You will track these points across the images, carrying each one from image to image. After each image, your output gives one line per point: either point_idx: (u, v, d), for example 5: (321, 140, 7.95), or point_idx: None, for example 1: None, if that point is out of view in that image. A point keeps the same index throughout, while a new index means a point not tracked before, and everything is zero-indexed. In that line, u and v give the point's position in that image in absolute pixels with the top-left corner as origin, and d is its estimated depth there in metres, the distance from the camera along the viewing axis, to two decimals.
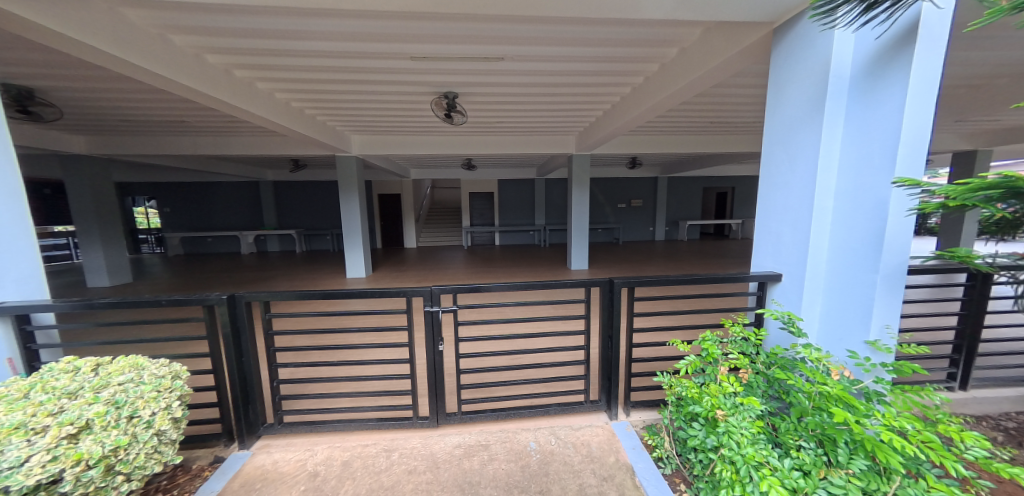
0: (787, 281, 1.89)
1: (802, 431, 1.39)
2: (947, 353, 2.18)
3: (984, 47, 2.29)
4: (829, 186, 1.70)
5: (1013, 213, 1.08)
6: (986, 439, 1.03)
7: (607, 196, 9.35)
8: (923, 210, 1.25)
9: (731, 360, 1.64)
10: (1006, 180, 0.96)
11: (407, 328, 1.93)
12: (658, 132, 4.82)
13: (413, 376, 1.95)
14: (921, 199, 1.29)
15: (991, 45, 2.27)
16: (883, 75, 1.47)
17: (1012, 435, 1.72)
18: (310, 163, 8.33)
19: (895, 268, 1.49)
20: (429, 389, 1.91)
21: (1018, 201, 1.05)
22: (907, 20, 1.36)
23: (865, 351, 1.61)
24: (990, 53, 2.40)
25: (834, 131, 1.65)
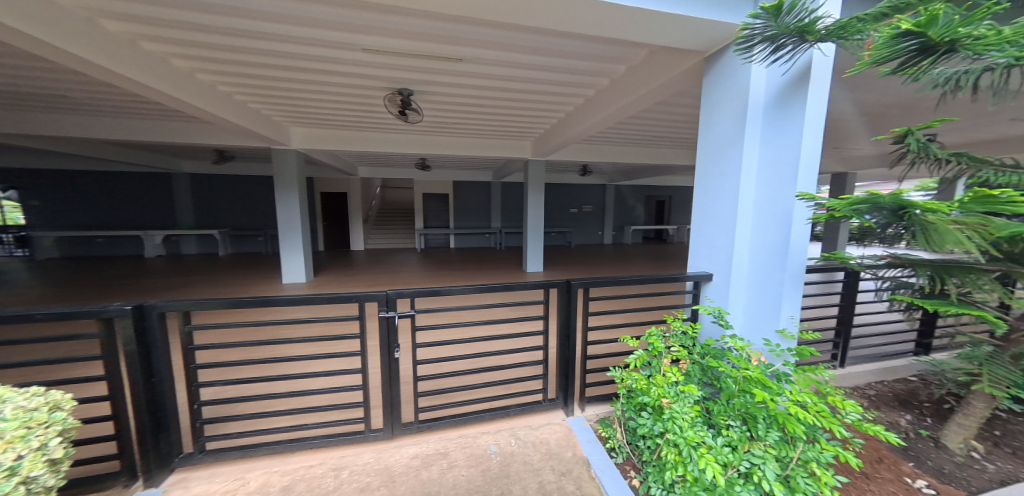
0: (717, 280, 2.13)
1: (731, 411, 1.59)
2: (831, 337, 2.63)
3: (861, 89, 2.82)
4: (750, 197, 1.96)
5: (873, 223, 1.36)
6: (861, 406, 1.29)
7: (560, 201, 9.68)
8: (817, 219, 1.51)
9: (673, 352, 1.82)
10: (871, 196, 1.23)
11: (359, 336, 1.79)
12: (607, 142, 5.14)
13: (365, 387, 1.82)
14: (816, 210, 1.56)
15: (866, 88, 2.81)
16: (788, 106, 1.78)
17: (873, 400, 2.14)
18: (237, 155, 7.37)
19: (797, 266, 1.84)
20: (384, 399, 1.80)
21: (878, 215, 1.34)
22: (802, 66, 1.71)
23: (777, 339, 1.92)
24: (866, 94, 2.97)
25: (752, 150, 1.92)
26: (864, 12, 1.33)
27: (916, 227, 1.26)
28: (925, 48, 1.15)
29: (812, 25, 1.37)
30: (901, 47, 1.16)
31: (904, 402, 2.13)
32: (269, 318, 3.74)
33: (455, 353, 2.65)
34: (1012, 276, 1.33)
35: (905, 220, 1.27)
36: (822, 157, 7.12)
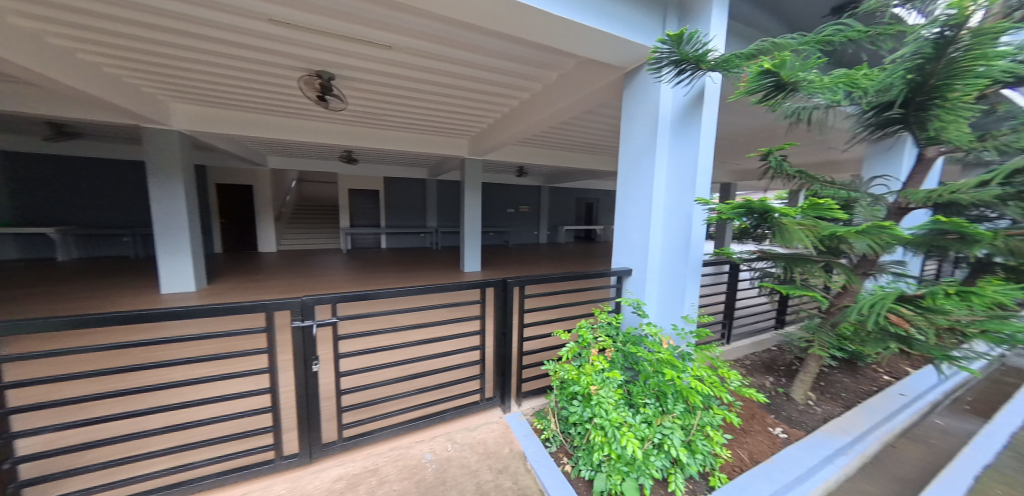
0: (635, 274, 2.37)
1: (647, 391, 1.78)
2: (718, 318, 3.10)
3: (749, 113, 3.38)
4: (660, 200, 2.23)
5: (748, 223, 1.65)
6: (740, 375, 1.75)
7: (496, 200, 9.65)
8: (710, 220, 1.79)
9: (600, 342, 1.98)
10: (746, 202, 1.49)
11: (267, 351, 1.55)
12: (541, 145, 5.30)
13: (275, 409, 1.59)
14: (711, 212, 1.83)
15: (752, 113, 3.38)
16: (688, 122, 2.06)
17: (747, 368, 2.58)
18: (91, 133, 5.82)
19: (696, 261, 2.14)
20: (299, 420, 1.60)
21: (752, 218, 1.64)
22: (699, 88, 1.99)
23: (681, 323, 2.22)
24: (752, 118, 3.57)
25: (661, 159, 2.18)
26: (741, 51, 1.61)
27: (775, 227, 1.59)
28: (780, 85, 1.45)
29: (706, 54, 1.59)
30: (762, 83, 1.43)
31: (768, 367, 2.62)
32: (141, 337, 3.02)
33: (386, 361, 2.47)
34: (830, 265, 1.75)
35: (771, 223, 1.58)
36: (719, 169, 8.36)
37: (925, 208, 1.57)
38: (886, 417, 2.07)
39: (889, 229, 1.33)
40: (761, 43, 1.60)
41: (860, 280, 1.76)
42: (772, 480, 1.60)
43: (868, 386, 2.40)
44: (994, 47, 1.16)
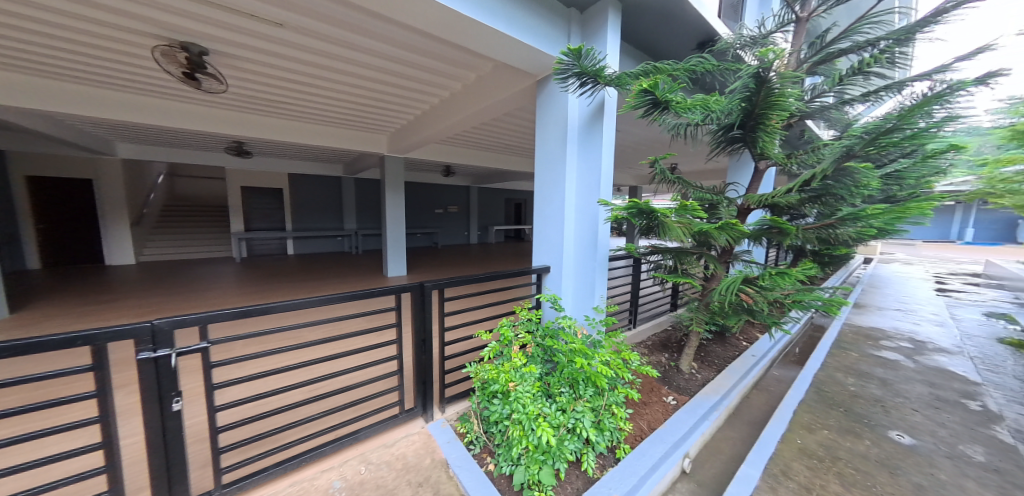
0: (552, 272, 2.54)
1: (562, 381, 1.94)
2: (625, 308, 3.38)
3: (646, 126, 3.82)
4: (571, 202, 2.44)
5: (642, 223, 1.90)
6: (638, 356, 2.02)
7: (424, 200, 9.28)
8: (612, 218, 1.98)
9: (520, 339, 2.08)
10: (634, 203, 1.72)
11: (99, 396, 1.28)
12: (466, 147, 5.30)
13: (111, 469, 1.33)
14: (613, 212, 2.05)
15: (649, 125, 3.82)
16: (591, 130, 2.29)
17: (649, 351, 2.85)
18: None
19: (603, 256, 2.41)
20: (153, 477, 1.36)
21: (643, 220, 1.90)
22: (599, 101, 2.24)
23: (593, 314, 2.47)
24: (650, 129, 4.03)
25: (571, 163, 2.37)
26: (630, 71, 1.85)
27: (659, 226, 1.87)
28: (656, 103, 1.69)
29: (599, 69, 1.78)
30: (643, 100, 1.66)
31: (663, 348, 2.95)
32: None
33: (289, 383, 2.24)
34: (703, 255, 2.10)
35: (656, 225, 1.87)
36: (628, 174, 9.30)
37: (758, 209, 2.02)
38: (747, 376, 2.58)
39: (736, 227, 1.70)
40: (644, 66, 1.89)
41: (723, 268, 2.15)
42: (662, 442, 1.87)
43: (735, 352, 2.95)
44: (789, 88, 1.59)
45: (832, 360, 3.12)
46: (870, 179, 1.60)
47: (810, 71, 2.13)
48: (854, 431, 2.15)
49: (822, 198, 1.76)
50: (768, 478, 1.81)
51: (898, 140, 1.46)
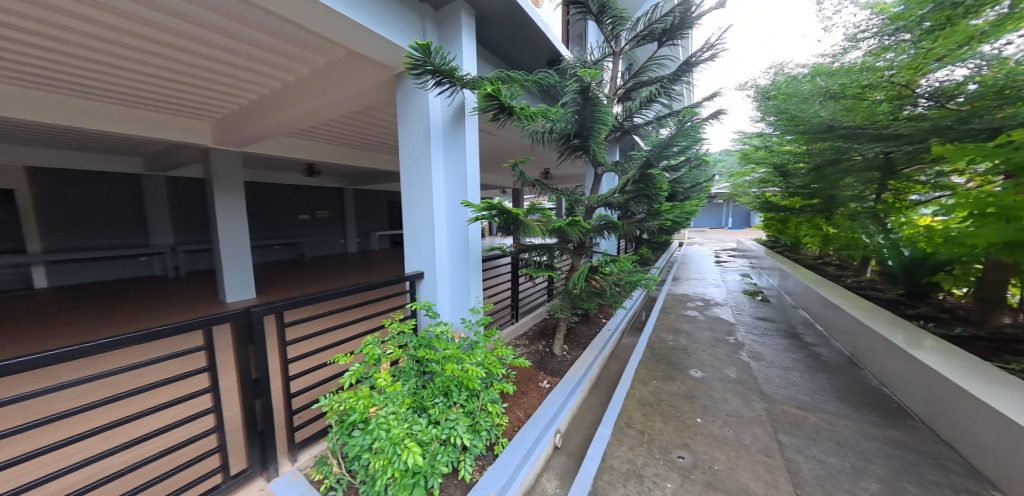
0: (426, 279, 2.44)
1: (436, 392, 1.85)
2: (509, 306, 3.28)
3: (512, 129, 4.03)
4: (441, 204, 2.39)
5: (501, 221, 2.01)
6: (512, 351, 2.09)
7: (285, 204, 7.82)
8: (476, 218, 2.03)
9: (389, 355, 1.90)
10: (496, 203, 1.79)
11: None
12: (329, 143, 4.67)
13: None
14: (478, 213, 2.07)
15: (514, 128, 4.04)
16: (454, 132, 2.32)
17: (531, 350, 2.82)
18: None
19: (475, 258, 2.48)
20: None
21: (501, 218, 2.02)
22: (460, 102, 2.30)
23: (469, 315, 2.51)
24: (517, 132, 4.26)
25: (437, 163, 2.32)
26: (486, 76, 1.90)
27: (518, 223, 2.04)
28: (502, 107, 1.82)
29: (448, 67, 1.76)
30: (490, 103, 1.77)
31: (537, 341, 3.03)
32: None
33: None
34: (561, 250, 2.36)
35: (515, 223, 2.02)
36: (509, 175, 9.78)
37: (599, 207, 2.31)
38: (603, 348, 2.94)
39: (579, 223, 2.04)
40: (499, 74, 2.04)
41: (580, 259, 2.42)
42: (536, 426, 1.98)
43: (596, 329, 3.35)
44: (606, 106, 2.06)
45: (661, 323, 3.86)
46: (661, 182, 2.10)
47: (625, 95, 2.46)
48: (673, 377, 2.70)
49: (639, 197, 2.16)
50: (617, 434, 2.12)
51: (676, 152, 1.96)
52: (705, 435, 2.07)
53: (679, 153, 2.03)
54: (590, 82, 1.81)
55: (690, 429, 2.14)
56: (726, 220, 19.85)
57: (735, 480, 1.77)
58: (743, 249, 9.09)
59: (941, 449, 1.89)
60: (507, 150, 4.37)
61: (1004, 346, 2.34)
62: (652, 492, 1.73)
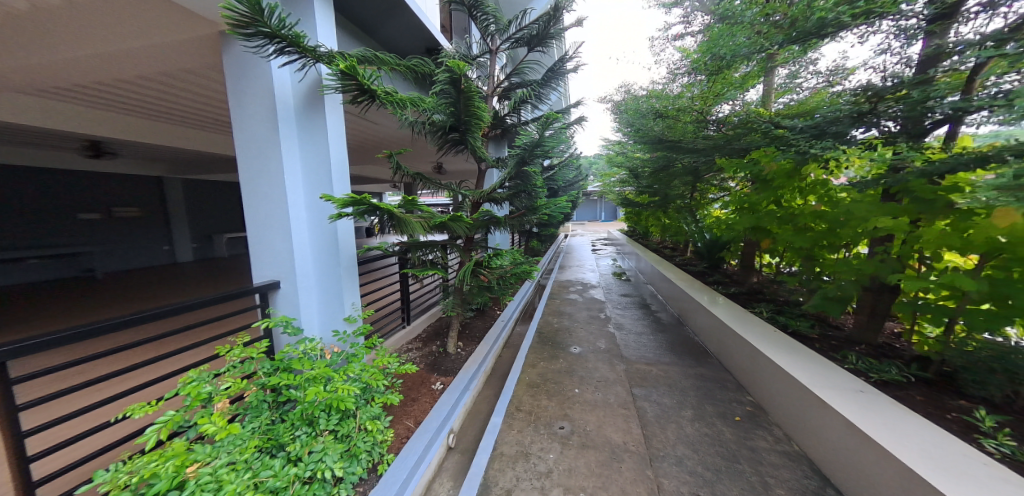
0: (283, 287, 2.08)
1: (298, 423, 1.54)
2: (397, 307, 2.96)
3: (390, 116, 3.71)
4: (298, 198, 2.10)
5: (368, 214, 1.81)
6: (395, 358, 1.90)
7: (58, 197, 5.51)
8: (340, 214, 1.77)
9: (227, 390, 1.48)
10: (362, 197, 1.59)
11: None
12: (127, 115, 3.46)
13: None
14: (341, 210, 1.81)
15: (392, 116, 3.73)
16: (312, 115, 2.10)
17: (421, 356, 2.61)
18: None
19: (348, 259, 2.25)
20: None
21: (369, 211, 1.82)
22: (313, 78, 2.09)
23: (344, 326, 2.24)
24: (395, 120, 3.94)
25: (292, 151, 2.05)
26: (344, 52, 1.80)
27: (397, 220, 1.89)
28: (361, 87, 1.78)
29: (292, 33, 1.56)
30: (346, 80, 1.71)
31: (428, 342, 2.83)
32: None
33: None
34: (449, 246, 2.27)
35: (394, 219, 1.87)
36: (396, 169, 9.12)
37: (484, 202, 2.31)
38: (497, 339, 2.95)
39: (462, 219, 1.98)
40: (363, 52, 1.96)
41: (470, 256, 2.34)
42: (426, 432, 1.83)
43: (490, 321, 3.36)
44: (481, 101, 2.05)
45: (548, 308, 4.15)
46: (537, 180, 2.23)
47: (503, 94, 2.48)
48: (557, 356, 2.91)
49: (519, 195, 2.29)
50: (508, 420, 2.15)
51: (548, 151, 2.10)
52: (581, 402, 2.29)
53: (551, 154, 2.17)
54: (459, 75, 1.78)
55: (567, 399, 2.34)
56: (601, 214, 23.23)
57: (602, 435, 2.00)
58: (611, 239, 10.59)
59: (725, 375, 2.55)
60: (385, 140, 4.02)
61: (754, 296, 3.28)
62: (537, 467, 1.81)
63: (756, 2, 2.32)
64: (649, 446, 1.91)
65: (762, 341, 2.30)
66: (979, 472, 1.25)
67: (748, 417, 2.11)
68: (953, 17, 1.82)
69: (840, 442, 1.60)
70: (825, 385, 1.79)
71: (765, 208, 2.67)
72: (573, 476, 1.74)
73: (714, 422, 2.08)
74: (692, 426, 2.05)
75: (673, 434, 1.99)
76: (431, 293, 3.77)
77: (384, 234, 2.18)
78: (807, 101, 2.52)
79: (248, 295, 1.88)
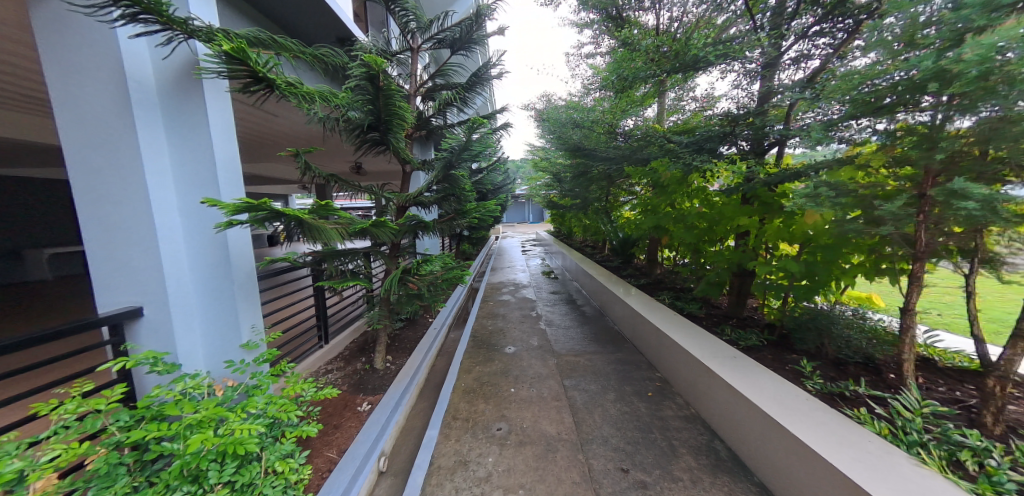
0: (150, 314, 1.66)
1: (174, 484, 1.22)
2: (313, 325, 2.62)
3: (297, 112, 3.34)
4: (170, 203, 1.71)
5: (267, 220, 1.55)
6: (309, 384, 1.66)
7: None
8: (231, 224, 1.48)
9: (55, 461, 1.10)
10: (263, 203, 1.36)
11: None
12: None
13: None
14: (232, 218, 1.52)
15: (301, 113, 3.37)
16: (186, 103, 1.73)
17: (343, 377, 2.35)
18: None
19: (245, 275, 1.91)
20: None
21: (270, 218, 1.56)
22: (184, 59, 1.73)
23: (241, 354, 1.89)
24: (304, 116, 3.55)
25: (156, 144, 1.66)
26: (228, 30, 1.52)
27: (308, 228, 1.66)
28: (253, 75, 1.51)
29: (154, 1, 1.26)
30: (233, 64, 1.44)
31: (351, 360, 2.58)
32: None
33: None
34: (372, 253, 2.09)
35: (304, 227, 1.65)
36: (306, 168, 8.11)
37: (411, 206, 2.21)
38: (431, 348, 2.84)
39: (386, 225, 1.85)
40: (254, 34, 1.68)
41: (397, 263, 2.20)
42: (352, 461, 1.65)
43: (421, 330, 3.21)
44: (402, 101, 1.95)
45: (481, 311, 4.14)
46: (466, 184, 2.22)
47: (427, 95, 2.43)
48: (491, 358, 2.93)
49: (448, 199, 2.26)
50: (444, 431, 2.08)
51: (475, 155, 2.10)
52: (516, 401, 2.34)
53: (478, 158, 2.18)
54: (377, 71, 1.66)
55: (503, 399, 2.37)
56: (528, 216, 24.12)
57: (537, 430, 2.07)
58: (539, 239, 11.09)
59: (638, 357, 2.90)
60: (292, 136, 3.55)
61: (658, 285, 3.81)
62: (476, 474, 1.78)
63: (648, 35, 2.72)
64: (579, 431, 2.06)
65: (663, 325, 2.68)
66: (807, 405, 1.67)
67: (658, 391, 2.43)
68: (776, 66, 2.41)
69: (722, 401, 1.95)
70: (710, 356, 2.17)
71: (663, 210, 3.13)
72: (512, 474, 1.77)
73: (631, 400, 2.34)
74: (614, 406, 2.28)
75: (599, 416, 2.19)
76: (354, 306, 3.44)
77: (292, 243, 1.90)
78: (688, 122, 3.04)
79: (91, 328, 1.44)
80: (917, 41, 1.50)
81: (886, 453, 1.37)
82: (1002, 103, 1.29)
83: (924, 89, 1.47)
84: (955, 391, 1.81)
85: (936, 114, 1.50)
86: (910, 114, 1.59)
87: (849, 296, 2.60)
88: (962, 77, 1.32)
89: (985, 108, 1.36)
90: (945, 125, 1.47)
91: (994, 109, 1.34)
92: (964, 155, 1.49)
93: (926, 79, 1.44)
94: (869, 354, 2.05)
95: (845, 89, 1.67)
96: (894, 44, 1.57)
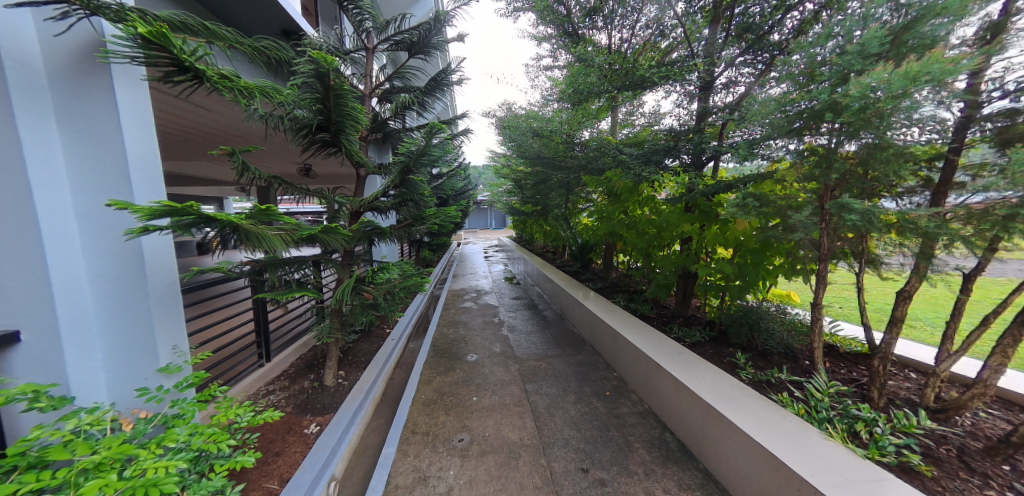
0: (31, 340, 1.37)
1: None
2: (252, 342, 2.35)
3: None
4: (61, 206, 1.44)
5: (194, 224, 1.36)
6: (244, 408, 1.45)
7: None
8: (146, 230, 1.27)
9: None
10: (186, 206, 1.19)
11: None
12: None
13: None
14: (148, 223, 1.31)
15: None
16: (87, 88, 1.48)
17: (287, 398, 2.13)
18: None
19: (165, 289, 1.64)
20: None
21: (197, 222, 1.36)
22: (86, 39, 1.48)
23: (159, 381, 1.62)
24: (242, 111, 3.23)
25: (43, 136, 1.40)
26: (141, 9, 1.32)
27: (246, 235, 1.49)
28: (175, 63, 1.33)
29: None
30: (149, 50, 1.25)
31: (297, 378, 2.35)
32: None
33: None
34: (322, 261, 1.94)
35: (241, 234, 1.48)
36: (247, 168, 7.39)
37: (366, 212, 2.10)
38: (388, 360, 2.69)
39: (338, 230, 1.73)
40: (173, 16, 1.49)
41: (351, 271, 2.07)
42: (296, 491, 1.49)
43: (377, 341, 3.04)
44: (355, 101, 1.85)
45: (442, 319, 4.03)
46: (425, 189, 2.15)
47: (384, 98, 2.35)
48: (452, 368, 2.85)
49: (405, 204, 2.18)
50: (402, 447, 1.97)
51: (434, 160, 2.05)
52: (478, 410, 2.30)
53: (438, 163, 2.14)
54: (326, 69, 1.57)
55: (466, 409, 2.31)
56: (489, 222, 24.17)
57: (499, 438, 2.05)
58: (502, 244, 11.17)
59: (595, 358, 3.01)
60: (229, 133, 3.20)
61: (613, 288, 4.01)
62: (436, 490, 1.71)
63: (601, 52, 2.89)
64: (540, 435, 2.08)
65: (619, 326, 2.81)
66: (742, 394, 1.84)
67: (615, 390, 2.54)
68: (711, 89, 2.69)
69: (672, 395, 2.09)
70: (661, 353, 2.32)
71: (615, 217, 3.33)
72: (473, 486, 1.73)
73: (590, 400, 2.42)
74: (575, 407, 2.34)
75: (559, 419, 2.23)
76: (303, 318, 3.17)
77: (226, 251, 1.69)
78: (638, 135, 3.28)
79: None
80: (817, 76, 1.78)
81: (802, 430, 1.56)
82: (875, 132, 1.58)
83: (821, 117, 1.75)
84: (852, 372, 2.14)
85: (832, 138, 1.76)
86: (814, 137, 1.85)
87: (772, 293, 2.96)
88: (848, 109, 1.59)
89: (863, 136, 1.65)
90: (837, 148, 1.75)
91: (870, 137, 1.64)
92: (852, 174, 1.77)
93: (822, 110, 1.70)
94: (789, 344, 2.35)
95: (764, 114, 1.93)
96: (800, 77, 1.84)
